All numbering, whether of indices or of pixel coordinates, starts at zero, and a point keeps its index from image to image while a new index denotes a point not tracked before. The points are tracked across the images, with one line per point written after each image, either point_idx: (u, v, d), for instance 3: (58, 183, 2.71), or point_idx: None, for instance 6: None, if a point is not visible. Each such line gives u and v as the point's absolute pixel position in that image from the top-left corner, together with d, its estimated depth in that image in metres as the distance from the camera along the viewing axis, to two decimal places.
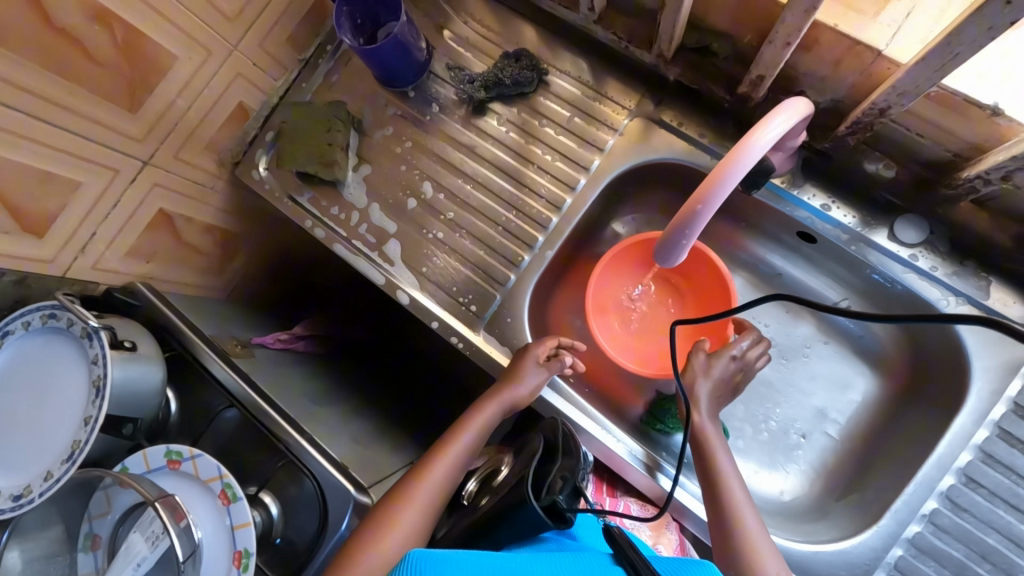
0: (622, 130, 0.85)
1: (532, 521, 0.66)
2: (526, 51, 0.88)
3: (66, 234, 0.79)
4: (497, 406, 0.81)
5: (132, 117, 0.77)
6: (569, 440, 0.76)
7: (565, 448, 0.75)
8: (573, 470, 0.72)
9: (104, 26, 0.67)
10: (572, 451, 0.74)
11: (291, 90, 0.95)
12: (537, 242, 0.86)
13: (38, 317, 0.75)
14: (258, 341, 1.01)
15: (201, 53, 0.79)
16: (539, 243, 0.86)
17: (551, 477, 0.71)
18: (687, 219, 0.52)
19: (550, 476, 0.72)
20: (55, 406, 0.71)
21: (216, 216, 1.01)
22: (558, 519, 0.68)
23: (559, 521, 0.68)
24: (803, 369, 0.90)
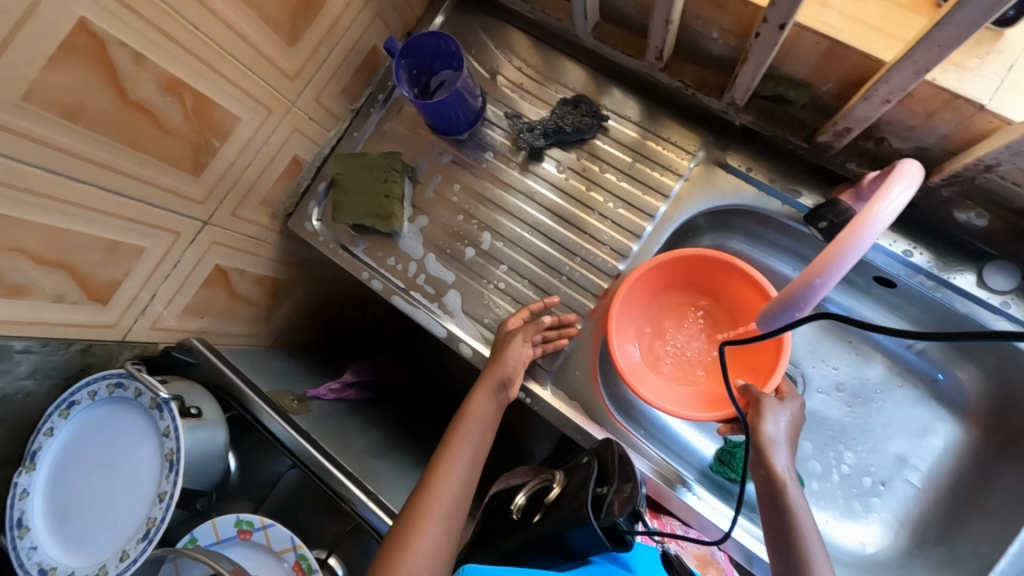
0: (688, 177, 0.83)
1: (590, 539, 0.65)
2: (585, 96, 0.87)
3: (127, 298, 0.78)
4: (489, 394, 0.78)
5: (196, 181, 0.75)
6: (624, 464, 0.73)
7: (621, 473, 0.72)
8: (632, 492, 0.69)
9: (176, 96, 0.65)
10: (629, 475, 0.71)
11: (343, 140, 0.94)
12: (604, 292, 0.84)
13: (105, 386, 0.74)
14: (313, 393, 1.00)
15: (261, 113, 0.78)
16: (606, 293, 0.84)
17: (607, 499, 0.69)
18: (801, 292, 0.51)
19: (609, 495, 0.69)
20: (128, 480, 0.70)
21: (267, 267, 1.00)
22: (616, 540, 0.67)
23: (618, 542, 0.67)
24: (877, 414, 0.88)
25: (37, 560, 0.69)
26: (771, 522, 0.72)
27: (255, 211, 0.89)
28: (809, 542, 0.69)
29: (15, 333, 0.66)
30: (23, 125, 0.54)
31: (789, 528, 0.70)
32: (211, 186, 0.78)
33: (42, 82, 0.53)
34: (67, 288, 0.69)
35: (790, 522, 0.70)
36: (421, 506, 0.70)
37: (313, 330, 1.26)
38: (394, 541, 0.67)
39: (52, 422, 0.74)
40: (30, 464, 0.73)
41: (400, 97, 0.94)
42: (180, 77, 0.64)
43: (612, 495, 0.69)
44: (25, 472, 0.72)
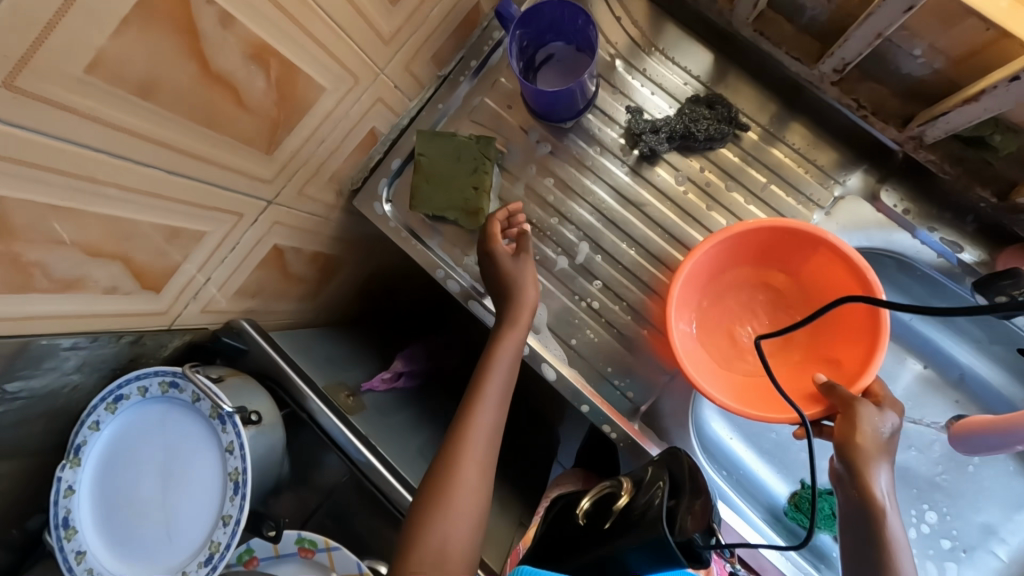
0: (830, 211, 0.72)
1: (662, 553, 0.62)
2: (721, 96, 0.75)
3: (181, 284, 0.68)
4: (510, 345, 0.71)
5: (267, 159, 0.64)
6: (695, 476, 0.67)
7: (691, 485, 0.67)
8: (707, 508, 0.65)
9: (260, 65, 0.53)
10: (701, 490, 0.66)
11: (425, 111, 0.81)
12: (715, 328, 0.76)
13: (157, 383, 0.66)
14: (366, 387, 0.93)
15: (347, 81, 0.65)
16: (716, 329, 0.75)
17: (679, 513, 0.65)
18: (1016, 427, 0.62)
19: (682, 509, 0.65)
20: (186, 493, 0.64)
21: (324, 245, 0.90)
22: (693, 558, 0.63)
23: (693, 558, 0.63)
24: (971, 479, 0.83)
25: (87, 566, 0.63)
26: (855, 549, 0.61)
27: (323, 188, 0.78)
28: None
29: (64, 330, 0.57)
30: (85, 103, 0.43)
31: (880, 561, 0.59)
32: (283, 164, 0.67)
33: (111, 51, 0.41)
34: (121, 279, 0.59)
35: (880, 556, 0.59)
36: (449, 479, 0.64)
37: (356, 304, 1.17)
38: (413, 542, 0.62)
39: (98, 416, 0.66)
40: (75, 459, 0.66)
41: (495, 67, 0.80)
42: (270, 43, 0.52)
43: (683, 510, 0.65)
44: (69, 467, 0.65)
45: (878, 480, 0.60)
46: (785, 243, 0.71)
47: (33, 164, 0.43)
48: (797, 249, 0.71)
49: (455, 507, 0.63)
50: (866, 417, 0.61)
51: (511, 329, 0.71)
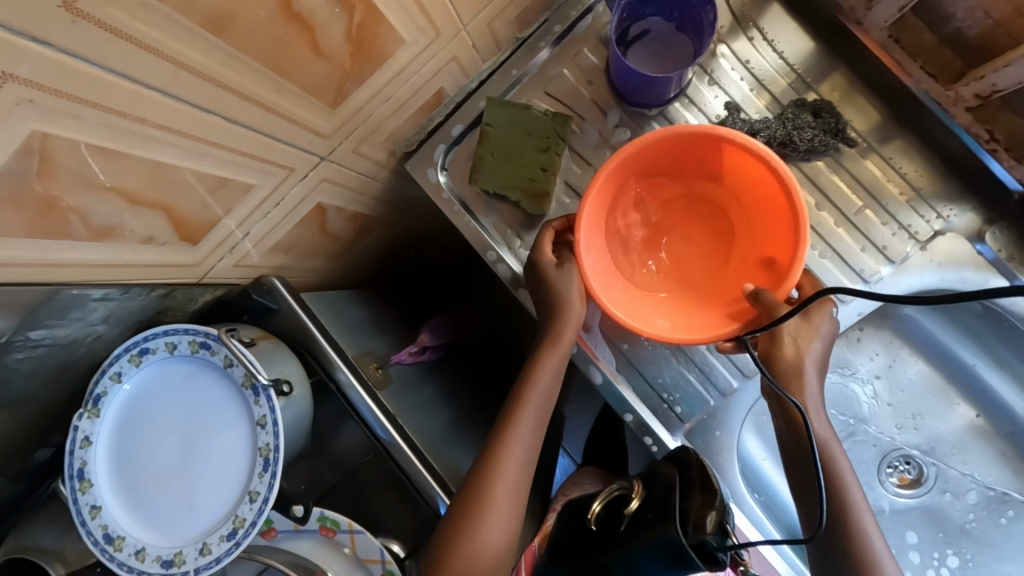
0: (927, 246, 0.66)
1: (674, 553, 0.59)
2: (828, 103, 0.68)
3: (219, 238, 0.62)
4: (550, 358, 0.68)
5: (330, 113, 0.57)
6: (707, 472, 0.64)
7: (702, 480, 0.63)
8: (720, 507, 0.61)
9: (345, 8, 0.46)
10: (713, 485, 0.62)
11: (497, 75, 0.73)
12: None
13: (187, 342, 0.62)
14: (395, 359, 0.89)
15: (428, 35, 0.57)
16: None
17: (691, 511, 0.62)
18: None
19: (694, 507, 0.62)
20: (211, 461, 0.61)
21: (366, 205, 0.84)
22: (708, 558, 0.60)
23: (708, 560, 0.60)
24: (1003, 531, 0.79)
25: (101, 523, 0.60)
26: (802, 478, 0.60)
27: (377, 147, 0.71)
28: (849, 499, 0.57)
29: (95, 280, 0.52)
30: (150, 34, 0.36)
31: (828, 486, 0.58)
32: (343, 120, 0.60)
33: None
34: (158, 229, 0.53)
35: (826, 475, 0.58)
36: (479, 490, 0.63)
37: (384, 265, 1.11)
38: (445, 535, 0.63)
39: (120, 367, 0.62)
40: (92, 409, 0.62)
41: (581, 37, 0.72)
42: None
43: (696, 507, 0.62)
44: (86, 417, 0.61)
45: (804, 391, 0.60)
46: (679, 152, 0.66)
47: (82, 100, 0.37)
48: (706, 154, 0.65)
49: (493, 524, 0.62)
50: (787, 328, 0.61)
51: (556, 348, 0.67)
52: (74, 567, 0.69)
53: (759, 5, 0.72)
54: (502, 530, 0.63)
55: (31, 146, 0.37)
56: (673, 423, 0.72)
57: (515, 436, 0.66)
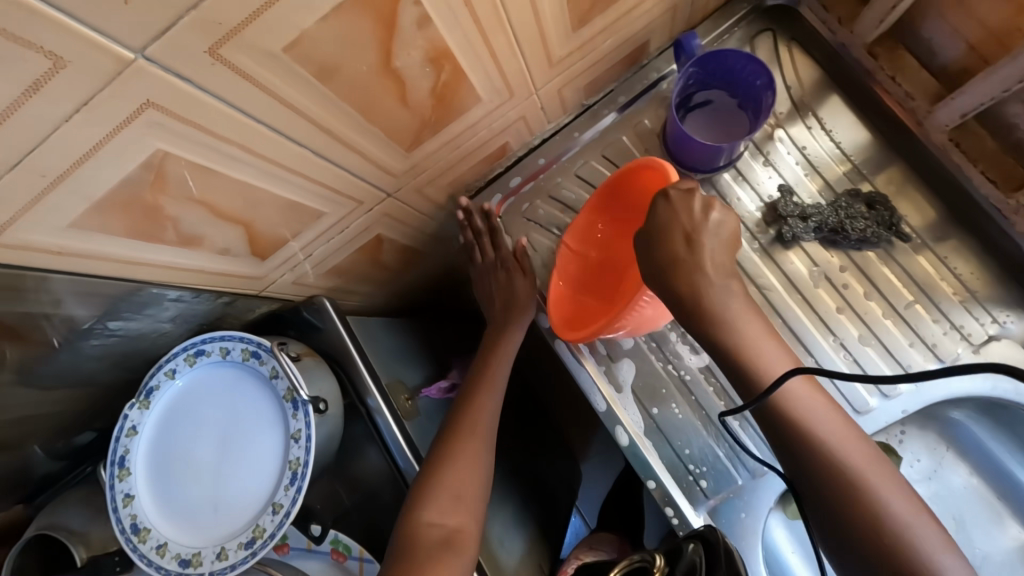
0: (980, 349, 0.65)
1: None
2: (882, 196, 0.68)
3: (285, 255, 0.67)
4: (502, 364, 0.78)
5: (404, 155, 0.62)
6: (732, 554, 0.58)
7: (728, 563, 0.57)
8: None
9: (435, 68, 0.50)
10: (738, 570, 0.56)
11: (558, 135, 0.78)
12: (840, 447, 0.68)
13: (240, 349, 0.66)
14: (424, 393, 0.90)
15: (502, 95, 0.62)
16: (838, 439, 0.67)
17: None
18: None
19: None
20: (241, 465, 0.63)
21: (419, 241, 0.88)
22: None
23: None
24: None
25: (132, 511, 0.63)
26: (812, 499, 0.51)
27: (439, 190, 0.76)
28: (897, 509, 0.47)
29: (173, 283, 0.57)
30: (270, 78, 0.41)
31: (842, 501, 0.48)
32: (414, 162, 0.64)
33: (311, 33, 0.39)
34: (236, 242, 0.58)
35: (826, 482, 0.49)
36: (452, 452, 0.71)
37: (426, 297, 1.15)
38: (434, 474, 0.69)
39: (175, 365, 0.66)
40: (144, 400, 0.65)
41: (642, 109, 0.76)
42: (452, 49, 0.49)
43: None
44: (137, 407, 0.65)
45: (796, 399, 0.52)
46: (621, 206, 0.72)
47: (203, 128, 0.42)
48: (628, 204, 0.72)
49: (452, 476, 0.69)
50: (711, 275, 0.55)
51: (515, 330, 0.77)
52: (94, 553, 0.70)
53: (823, 97, 0.73)
54: (473, 473, 0.70)
55: (151, 161, 0.42)
56: (698, 498, 0.70)
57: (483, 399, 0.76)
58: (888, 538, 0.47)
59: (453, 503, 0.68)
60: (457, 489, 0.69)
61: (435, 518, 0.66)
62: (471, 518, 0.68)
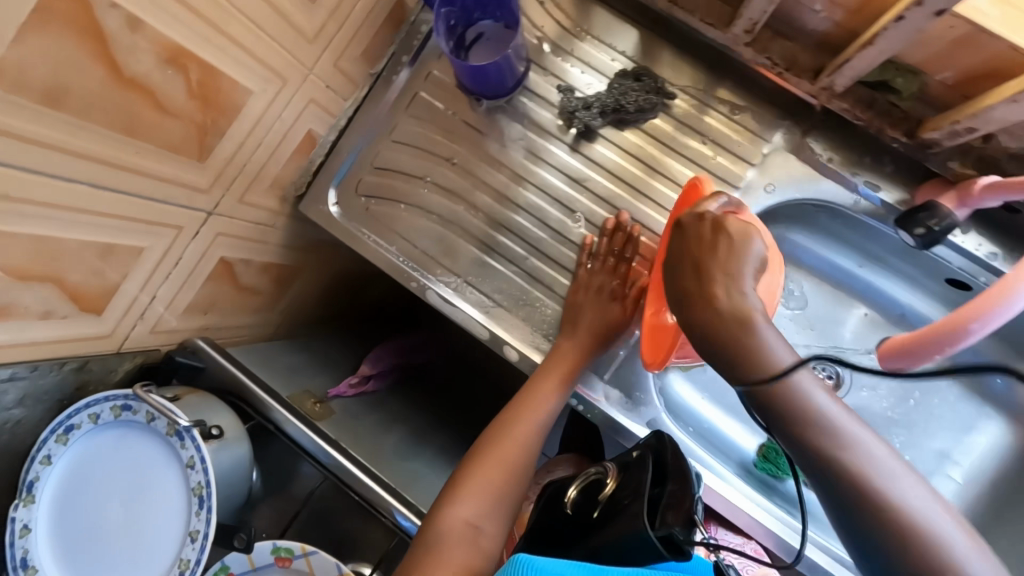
0: (761, 165, 0.74)
1: (642, 547, 0.61)
2: (647, 68, 0.77)
3: (125, 305, 0.67)
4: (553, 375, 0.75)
5: (200, 167, 0.63)
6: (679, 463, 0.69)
7: (676, 470, 0.68)
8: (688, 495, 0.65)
9: (178, 70, 0.52)
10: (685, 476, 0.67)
11: (362, 110, 0.81)
12: None
13: (110, 409, 0.65)
14: (334, 393, 0.92)
15: (276, 82, 0.64)
16: None
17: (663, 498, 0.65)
18: (953, 334, 0.55)
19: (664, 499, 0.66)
20: (150, 513, 0.63)
21: (275, 254, 0.89)
22: (675, 551, 0.60)
23: (676, 553, 0.60)
24: (923, 412, 0.85)
25: None
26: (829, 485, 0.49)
27: (265, 194, 0.77)
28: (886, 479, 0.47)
29: None
30: None
31: (809, 446, 0.49)
32: (218, 172, 0.66)
33: (10, 59, 0.40)
34: (54, 301, 0.57)
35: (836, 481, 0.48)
36: (487, 458, 0.72)
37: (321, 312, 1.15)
38: (465, 480, 0.70)
39: (49, 450, 0.63)
40: (27, 497, 0.63)
41: (428, 59, 0.81)
42: (185, 46, 0.51)
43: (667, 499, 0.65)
44: (22, 506, 0.62)
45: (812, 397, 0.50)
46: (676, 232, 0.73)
47: None
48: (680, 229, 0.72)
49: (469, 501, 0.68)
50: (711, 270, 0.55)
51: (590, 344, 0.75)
52: None
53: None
54: (500, 475, 0.71)
55: None
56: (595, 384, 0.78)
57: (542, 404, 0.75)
58: (865, 502, 0.47)
59: (492, 503, 0.69)
60: (490, 491, 0.69)
61: (468, 515, 0.66)
62: (497, 521, 0.68)
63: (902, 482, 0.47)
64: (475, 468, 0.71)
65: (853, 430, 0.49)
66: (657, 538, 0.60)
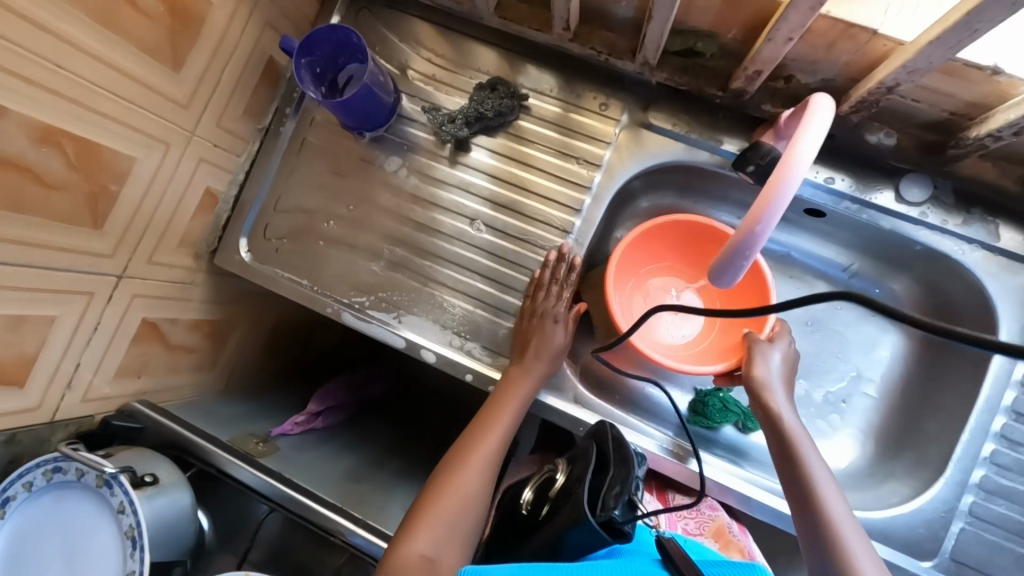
0: (615, 142, 0.83)
1: (588, 534, 0.63)
2: (501, 78, 0.85)
3: (48, 375, 0.70)
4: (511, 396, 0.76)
5: (99, 233, 0.68)
6: (620, 449, 0.71)
7: (617, 457, 0.70)
8: (626, 480, 0.67)
9: (53, 146, 0.59)
10: (626, 459, 0.70)
11: (257, 162, 0.89)
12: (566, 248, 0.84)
13: (41, 474, 0.67)
14: (279, 432, 0.95)
15: (160, 147, 0.71)
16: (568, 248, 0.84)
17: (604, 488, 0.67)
18: (743, 240, 0.51)
19: (604, 489, 0.67)
20: (90, 564, 0.65)
21: (202, 310, 0.93)
22: (615, 533, 0.65)
23: (616, 534, 0.64)
24: (832, 338, 0.90)
25: None
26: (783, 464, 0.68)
27: (175, 253, 0.82)
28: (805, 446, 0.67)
29: None
30: None
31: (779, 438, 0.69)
32: (120, 237, 0.71)
33: None
34: None
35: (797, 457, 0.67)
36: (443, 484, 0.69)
37: (270, 365, 1.19)
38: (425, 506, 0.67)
39: None
40: None
41: (309, 107, 0.89)
42: (57, 125, 0.58)
43: (607, 487, 0.67)
44: None
45: (776, 398, 0.72)
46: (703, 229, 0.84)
47: None
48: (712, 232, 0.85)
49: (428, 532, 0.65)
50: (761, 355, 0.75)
51: (538, 361, 0.78)
52: None
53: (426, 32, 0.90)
54: (457, 502, 0.68)
55: None
56: None
57: (494, 427, 0.75)
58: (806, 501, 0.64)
59: (447, 535, 0.65)
60: (449, 517, 0.66)
61: (424, 548, 0.63)
62: (456, 555, 0.65)
63: (819, 467, 0.66)
64: (427, 502, 0.67)
65: (791, 425, 0.70)
66: (600, 526, 0.63)
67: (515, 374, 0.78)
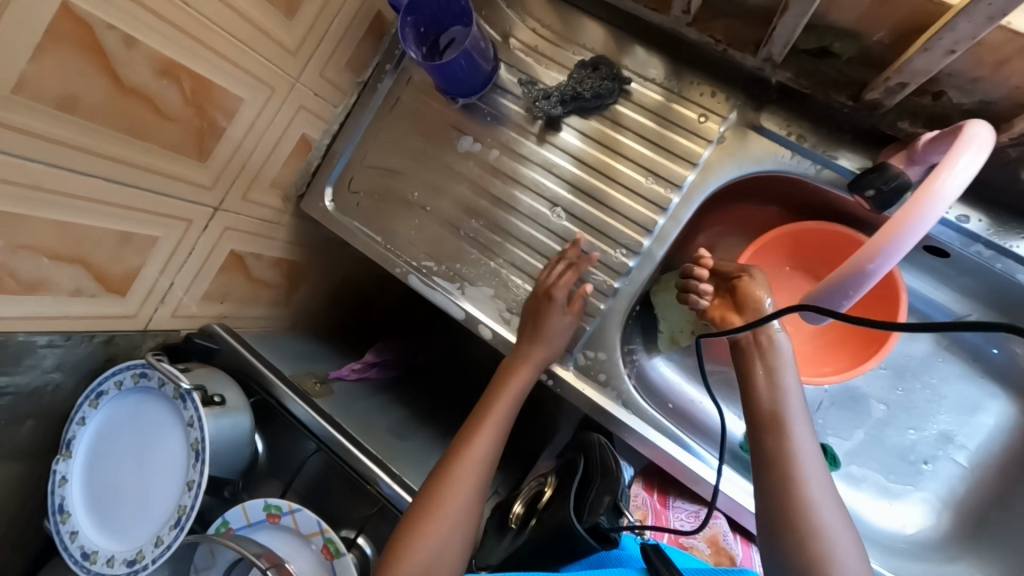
0: (718, 142, 0.77)
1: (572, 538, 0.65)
2: (605, 57, 0.81)
3: (148, 289, 0.77)
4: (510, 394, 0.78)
5: (202, 166, 0.73)
6: (605, 462, 0.74)
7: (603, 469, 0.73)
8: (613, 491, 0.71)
9: (172, 80, 0.63)
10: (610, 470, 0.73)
11: (352, 115, 0.91)
12: (644, 247, 0.79)
13: (129, 377, 0.75)
14: (335, 375, 1.00)
15: (266, 92, 0.75)
16: (646, 248, 0.79)
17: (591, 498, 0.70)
18: (852, 276, 0.54)
19: (592, 495, 0.70)
20: (160, 464, 0.72)
21: (283, 250, 0.98)
22: (602, 538, 0.66)
23: (603, 540, 0.66)
24: (925, 393, 0.80)
25: (80, 543, 0.73)
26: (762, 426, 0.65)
27: (266, 193, 0.86)
28: (794, 462, 0.60)
29: (36, 328, 0.66)
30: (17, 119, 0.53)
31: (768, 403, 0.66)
32: (220, 170, 0.76)
33: (32, 73, 0.51)
34: (84, 282, 0.68)
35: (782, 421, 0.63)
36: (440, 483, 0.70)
37: (337, 311, 1.25)
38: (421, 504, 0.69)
39: (83, 412, 0.75)
40: (66, 453, 0.76)
41: (408, 66, 0.89)
42: (178, 60, 0.62)
43: (595, 496, 0.70)
44: (62, 460, 0.76)
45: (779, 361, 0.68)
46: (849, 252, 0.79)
47: None
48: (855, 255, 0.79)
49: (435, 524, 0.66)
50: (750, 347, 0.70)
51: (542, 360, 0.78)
52: None
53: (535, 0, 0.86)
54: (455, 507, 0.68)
55: None
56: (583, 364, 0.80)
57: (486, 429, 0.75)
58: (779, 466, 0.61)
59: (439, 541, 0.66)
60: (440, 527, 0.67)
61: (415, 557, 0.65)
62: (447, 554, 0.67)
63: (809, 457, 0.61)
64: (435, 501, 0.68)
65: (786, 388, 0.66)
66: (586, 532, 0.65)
67: (506, 379, 0.79)
